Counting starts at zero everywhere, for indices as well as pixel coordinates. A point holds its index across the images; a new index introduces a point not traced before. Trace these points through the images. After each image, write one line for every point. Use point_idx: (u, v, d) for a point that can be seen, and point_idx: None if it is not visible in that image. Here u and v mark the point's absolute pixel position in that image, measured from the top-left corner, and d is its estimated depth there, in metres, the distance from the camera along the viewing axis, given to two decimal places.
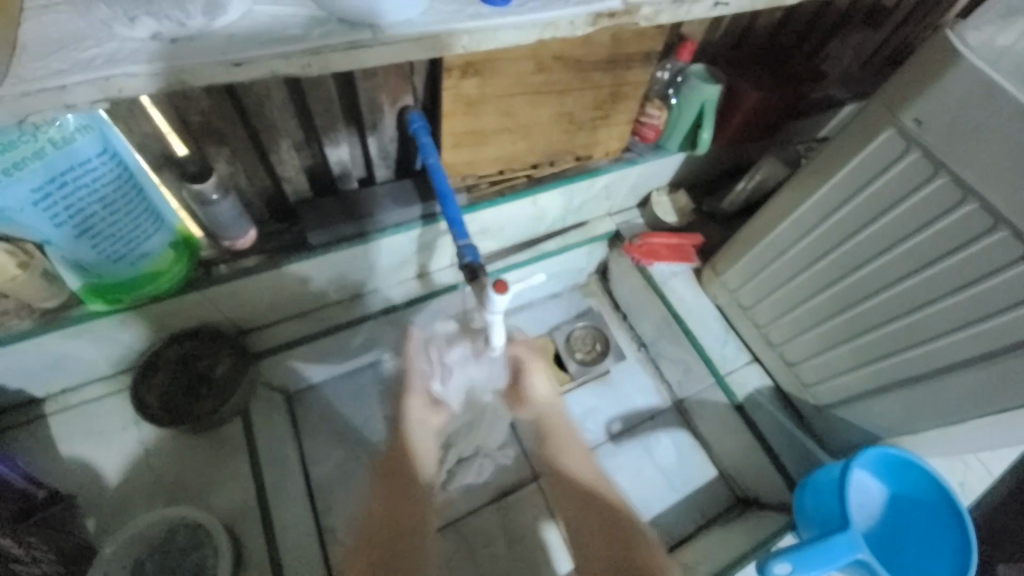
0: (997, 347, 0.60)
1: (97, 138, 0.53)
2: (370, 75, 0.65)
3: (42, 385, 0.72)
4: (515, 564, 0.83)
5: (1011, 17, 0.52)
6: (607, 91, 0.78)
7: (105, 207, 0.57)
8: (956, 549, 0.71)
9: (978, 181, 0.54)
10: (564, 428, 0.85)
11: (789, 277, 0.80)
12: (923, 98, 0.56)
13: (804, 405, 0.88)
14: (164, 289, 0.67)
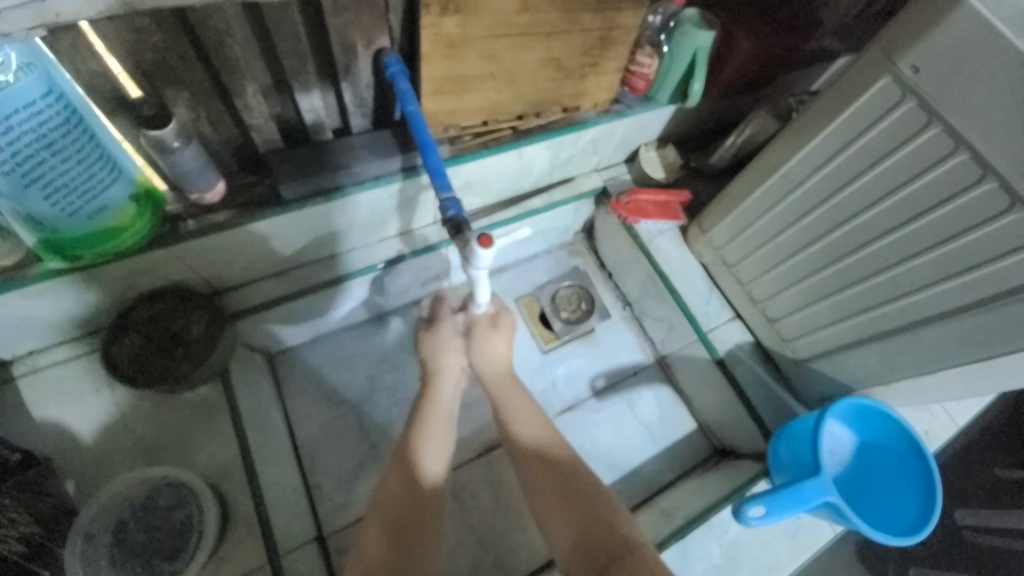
0: (970, 302, 0.62)
1: (42, 77, 0.48)
2: (340, 10, 0.59)
3: (5, 347, 0.68)
4: (502, 514, 0.86)
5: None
6: (596, 35, 0.74)
7: (58, 157, 0.53)
8: (921, 492, 0.74)
9: (970, 133, 0.53)
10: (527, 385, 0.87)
11: (776, 233, 0.80)
12: (924, 43, 0.54)
13: (783, 359, 0.90)
14: (128, 247, 0.64)
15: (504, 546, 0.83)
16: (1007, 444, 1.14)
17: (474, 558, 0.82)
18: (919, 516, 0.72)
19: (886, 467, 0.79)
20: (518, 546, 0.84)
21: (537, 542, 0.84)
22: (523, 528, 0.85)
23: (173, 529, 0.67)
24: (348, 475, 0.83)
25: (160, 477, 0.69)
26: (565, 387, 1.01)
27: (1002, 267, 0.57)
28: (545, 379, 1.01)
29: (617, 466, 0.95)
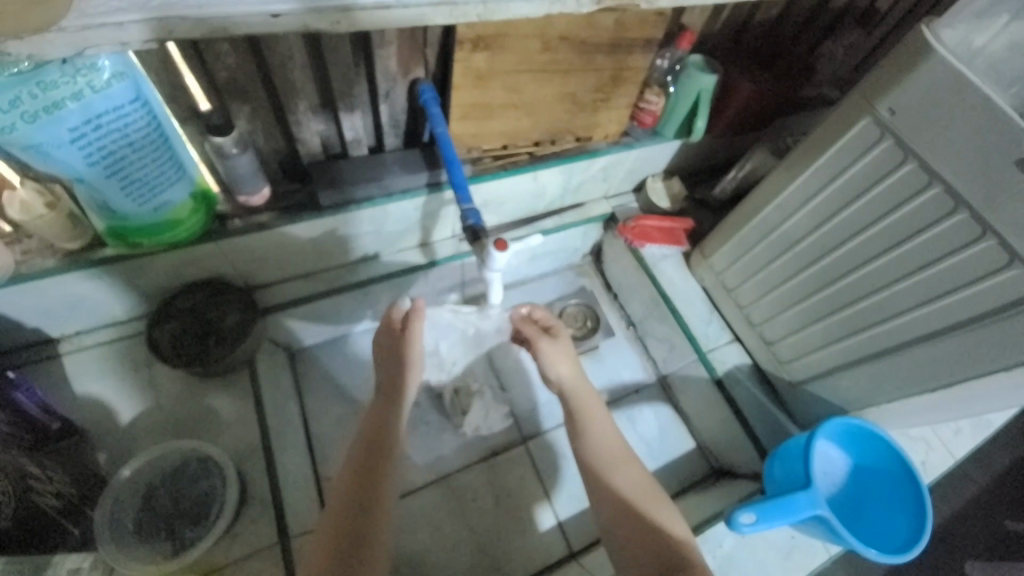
0: (950, 324, 0.66)
1: (133, 85, 0.56)
2: (386, 42, 0.68)
3: (57, 325, 0.75)
4: (501, 518, 0.88)
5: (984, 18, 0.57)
6: (608, 74, 0.83)
7: (136, 153, 0.60)
8: (912, 513, 0.76)
9: (942, 167, 0.59)
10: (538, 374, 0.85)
11: (773, 257, 0.85)
12: (899, 88, 0.61)
13: (780, 382, 0.94)
14: (181, 238, 0.71)
15: (503, 549, 0.85)
16: (1011, 493, 1.15)
17: (472, 559, 0.84)
18: (909, 537, 0.74)
19: (878, 489, 0.81)
20: (517, 550, 0.86)
21: (534, 547, 0.86)
22: (522, 533, 0.87)
23: (197, 498, 0.72)
24: None
25: (189, 450, 0.74)
26: None
27: (978, 291, 0.61)
28: None
29: None
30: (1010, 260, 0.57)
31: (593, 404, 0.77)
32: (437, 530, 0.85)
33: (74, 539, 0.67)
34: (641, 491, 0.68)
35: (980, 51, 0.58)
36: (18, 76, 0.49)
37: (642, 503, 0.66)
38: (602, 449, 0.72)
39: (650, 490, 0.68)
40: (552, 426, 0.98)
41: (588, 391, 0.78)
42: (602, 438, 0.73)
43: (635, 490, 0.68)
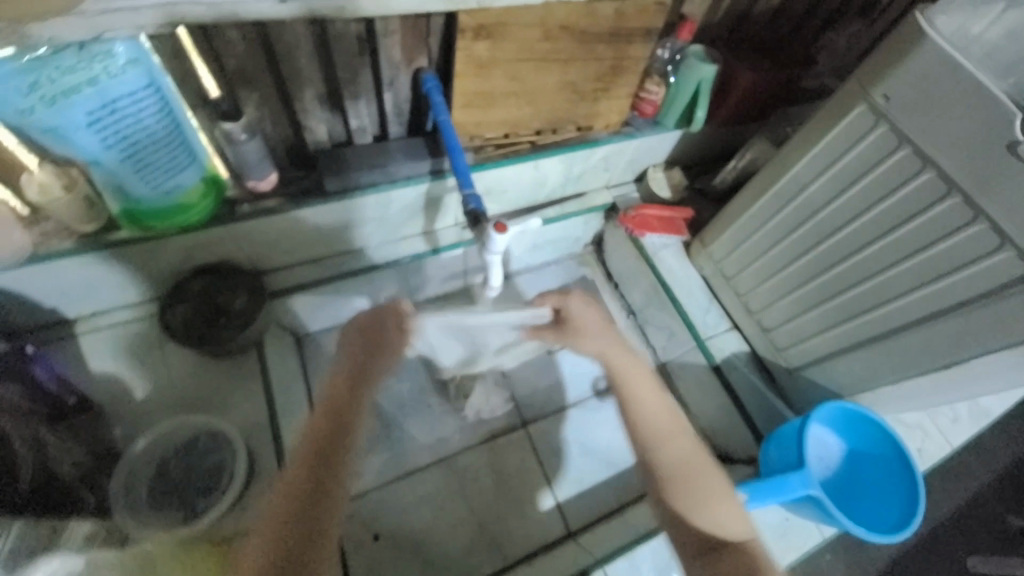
0: (940, 309, 0.67)
1: (146, 72, 0.59)
2: (389, 31, 0.70)
3: (73, 306, 0.78)
4: (502, 499, 0.90)
5: (979, 6, 0.57)
6: (609, 64, 0.84)
7: (148, 137, 0.63)
8: (905, 496, 0.77)
9: (934, 152, 0.61)
10: (584, 315, 0.77)
11: (770, 246, 0.86)
12: (893, 76, 0.62)
13: (777, 369, 0.95)
14: (192, 222, 0.74)
15: (502, 528, 0.88)
16: (1012, 487, 1.16)
17: (473, 536, 0.86)
18: (902, 519, 0.75)
19: (873, 473, 0.82)
20: (516, 529, 0.88)
21: (533, 526, 0.89)
22: (521, 512, 0.89)
23: (207, 469, 0.75)
24: (362, 451, 0.90)
25: (200, 425, 0.76)
26: (569, 385, 1.03)
27: (968, 275, 0.62)
28: (548, 379, 1.03)
29: (615, 464, 0.96)
30: (1001, 242, 0.58)
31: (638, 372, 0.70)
32: (438, 508, 0.88)
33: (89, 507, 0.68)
34: (690, 458, 0.63)
35: (977, 38, 0.59)
36: (37, 61, 0.51)
37: (696, 471, 0.62)
38: (654, 417, 0.66)
39: (702, 455, 0.63)
40: (552, 411, 1.00)
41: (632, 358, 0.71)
42: (652, 408, 0.66)
43: (684, 457, 0.63)
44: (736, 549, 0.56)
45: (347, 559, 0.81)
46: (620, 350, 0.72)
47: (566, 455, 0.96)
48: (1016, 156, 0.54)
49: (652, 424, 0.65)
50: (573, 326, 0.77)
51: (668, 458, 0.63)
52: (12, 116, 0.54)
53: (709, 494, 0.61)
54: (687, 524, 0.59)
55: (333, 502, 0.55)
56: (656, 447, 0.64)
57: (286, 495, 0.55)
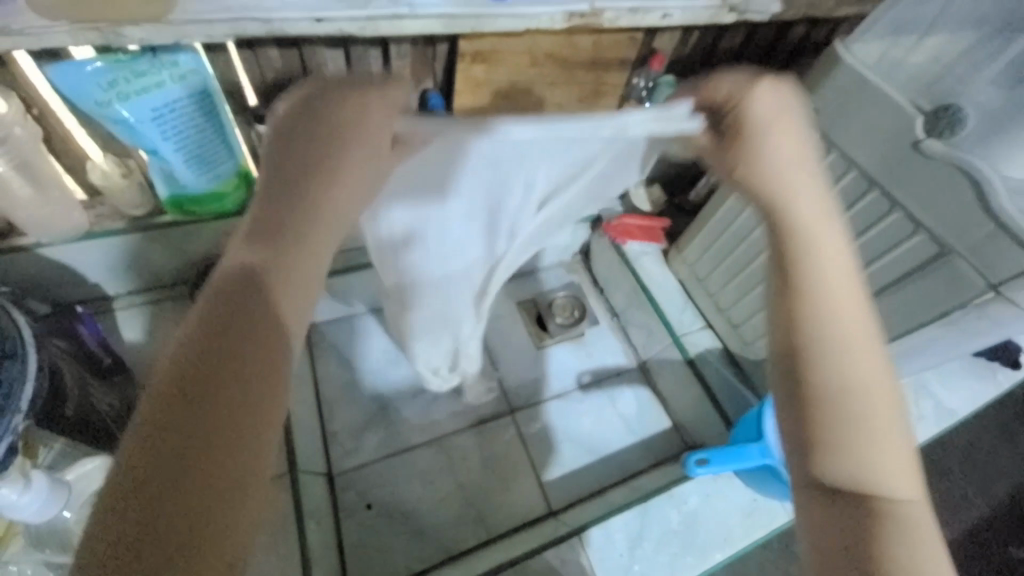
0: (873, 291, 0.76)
1: (202, 79, 0.71)
2: (402, 55, 0.84)
3: (112, 282, 0.90)
4: (489, 478, 0.96)
5: None
6: (589, 88, 0.98)
7: (197, 133, 0.75)
8: None
9: (856, 154, 0.72)
10: (784, 155, 0.51)
11: (733, 246, 0.97)
12: (819, 93, 0.74)
13: (747, 363, 1.03)
14: (226, 210, 0.85)
15: (488, 504, 0.93)
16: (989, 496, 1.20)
17: (460, 511, 0.92)
18: None
19: None
20: (500, 506, 0.93)
21: (516, 503, 0.94)
22: (505, 491, 0.95)
23: None
24: (360, 428, 0.97)
25: None
26: (554, 378, 1.10)
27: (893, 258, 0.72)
28: (536, 371, 1.10)
29: (596, 452, 1.03)
30: (915, 228, 0.68)
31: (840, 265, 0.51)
32: (428, 483, 0.94)
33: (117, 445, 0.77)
34: (870, 386, 0.48)
35: (901, 62, 0.67)
36: (118, 64, 0.64)
37: (857, 396, 0.47)
38: (835, 298, 0.50)
39: (890, 385, 0.48)
40: (538, 400, 1.07)
41: (825, 212, 0.51)
42: (841, 307, 0.49)
43: (861, 375, 0.48)
44: (879, 506, 0.45)
45: (341, 525, 0.87)
46: (826, 223, 0.51)
47: (551, 440, 1.02)
48: (920, 153, 0.65)
49: (833, 323, 0.49)
50: (747, 138, 0.51)
51: (831, 377, 0.48)
52: (93, 107, 0.67)
53: (874, 434, 0.47)
54: (818, 464, 0.48)
55: (255, 474, 0.37)
56: (826, 351, 0.49)
57: (144, 433, 0.35)
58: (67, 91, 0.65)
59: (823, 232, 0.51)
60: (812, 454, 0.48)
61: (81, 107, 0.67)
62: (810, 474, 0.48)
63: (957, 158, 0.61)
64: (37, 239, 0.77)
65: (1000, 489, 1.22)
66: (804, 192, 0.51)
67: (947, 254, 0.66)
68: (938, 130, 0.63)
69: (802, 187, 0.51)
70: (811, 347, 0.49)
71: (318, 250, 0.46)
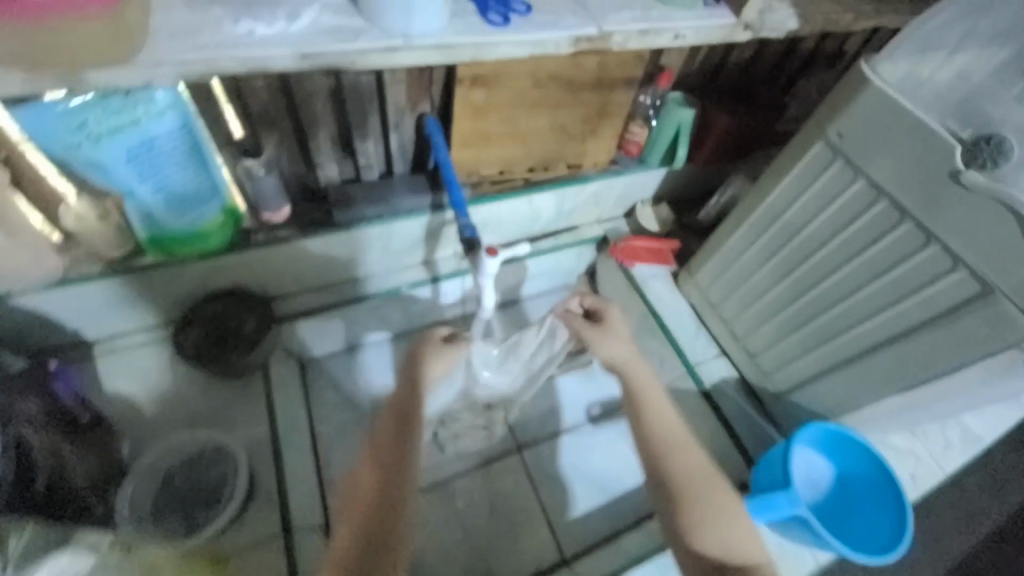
0: (906, 329, 0.71)
1: (182, 115, 0.66)
2: (397, 81, 0.79)
3: (95, 327, 0.83)
4: (496, 523, 0.91)
5: (919, 53, 0.64)
6: (595, 108, 0.93)
7: (177, 170, 0.69)
8: (894, 517, 0.79)
9: (887, 183, 0.67)
10: (642, 370, 0.78)
11: (749, 274, 0.92)
12: (845, 116, 0.69)
13: (765, 394, 0.98)
14: (210, 247, 0.80)
15: (495, 553, 0.89)
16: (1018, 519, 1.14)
17: (466, 562, 0.87)
18: (891, 539, 0.77)
19: (861, 495, 0.84)
20: (508, 555, 0.89)
21: (526, 551, 0.89)
22: (514, 538, 0.90)
23: (210, 485, 0.79)
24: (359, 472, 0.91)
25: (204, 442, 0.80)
26: (563, 411, 1.05)
27: (930, 293, 0.66)
28: (543, 405, 1.05)
29: (608, 489, 0.97)
30: (954, 264, 0.63)
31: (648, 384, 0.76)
32: (433, 532, 0.89)
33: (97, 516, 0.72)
34: (697, 476, 0.69)
35: (927, 81, 0.65)
36: (86, 104, 0.59)
37: (688, 489, 0.67)
38: (653, 407, 0.73)
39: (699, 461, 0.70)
40: (546, 436, 1.02)
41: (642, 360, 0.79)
42: (658, 419, 0.72)
43: (689, 475, 0.68)
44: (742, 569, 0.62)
45: None
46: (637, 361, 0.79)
47: (561, 481, 0.97)
48: (959, 184, 0.60)
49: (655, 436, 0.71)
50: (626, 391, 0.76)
51: (676, 479, 0.68)
52: (61, 147, 0.61)
53: (701, 508, 0.67)
54: (694, 551, 0.64)
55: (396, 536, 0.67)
56: (667, 457, 0.69)
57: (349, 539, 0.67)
58: (32, 132, 0.60)
59: (628, 360, 0.79)
60: (686, 545, 0.65)
61: (49, 147, 0.62)
62: (696, 556, 0.64)
63: (1001, 193, 0.56)
64: (8, 287, 0.72)
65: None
66: (632, 369, 0.78)
67: (989, 294, 0.61)
68: (979, 162, 0.59)
69: (636, 371, 0.77)
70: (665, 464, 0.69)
71: (414, 419, 0.78)
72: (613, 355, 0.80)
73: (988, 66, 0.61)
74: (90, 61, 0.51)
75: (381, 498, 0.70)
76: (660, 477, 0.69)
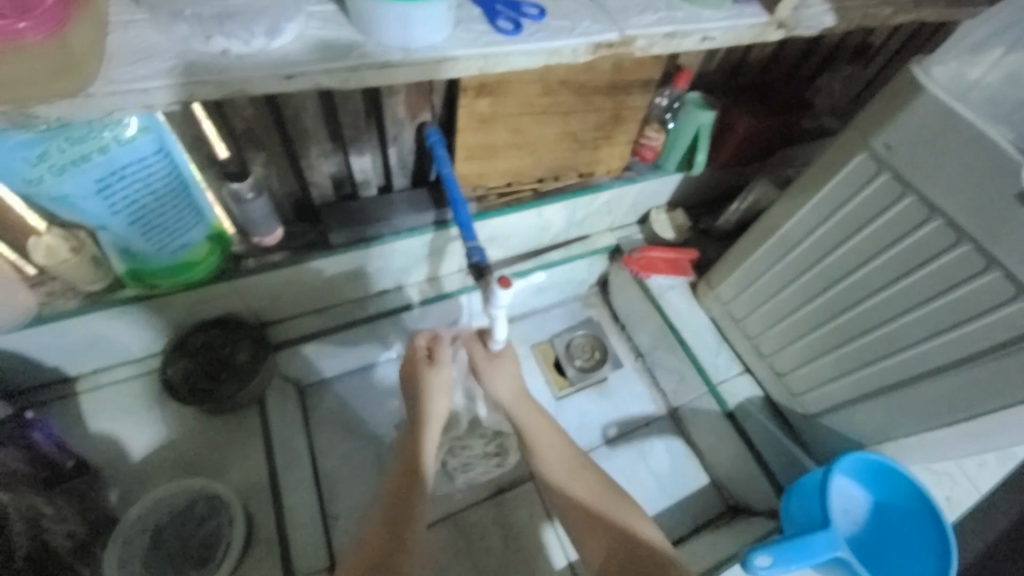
0: (961, 356, 0.65)
1: (156, 138, 0.59)
2: (394, 92, 0.72)
3: (76, 364, 0.78)
4: (510, 558, 0.87)
5: (978, 54, 0.57)
6: (609, 114, 0.86)
7: (154, 199, 0.63)
8: (938, 554, 0.74)
9: (942, 200, 0.60)
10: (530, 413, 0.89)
11: (776, 290, 0.85)
12: (893, 125, 0.62)
13: (793, 415, 0.92)
14: (196, 278, 0.74)
15: None
16: None
17: None
18: None
19: (902, 528, 0.79)
20: None
21: None
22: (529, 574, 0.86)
23: (205, 538, 0.74)
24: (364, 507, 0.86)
25: (198, 488, 0.76)
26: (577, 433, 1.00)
27: (991, 321, 0.60)
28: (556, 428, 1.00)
29: None
30: (1020, 292, 0.57)
31: (539, 422, 0.89)
32: (444, 570, 0.85)
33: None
34: (592, 493, 0.81)
35: (976, 83, 0.57)
36: (48, 134, 0.52)
37: (591, 507, 0.79)
38: (544, 447, 0.85)
39: (591, 483, 0.82)
40: None
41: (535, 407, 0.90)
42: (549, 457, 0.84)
43: (588, 496, 0.81)
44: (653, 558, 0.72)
45: None
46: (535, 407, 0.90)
47: None
48: None
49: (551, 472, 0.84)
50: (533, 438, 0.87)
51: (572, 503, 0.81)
52: (21, 183, 0.55)
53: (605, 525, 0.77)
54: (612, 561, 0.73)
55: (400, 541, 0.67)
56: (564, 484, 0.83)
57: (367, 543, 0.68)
58: None
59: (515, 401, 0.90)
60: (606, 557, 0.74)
61: (7, 183, 0.55)
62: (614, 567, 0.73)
63: None
64: None
65: None
66: (525, 411, 0.89)
67: None
68: None
69: (533, 417, 0.89)
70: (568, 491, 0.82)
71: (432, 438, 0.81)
72: (503, 394, 0.89)
73: None
74: (37, 98, 0.44)
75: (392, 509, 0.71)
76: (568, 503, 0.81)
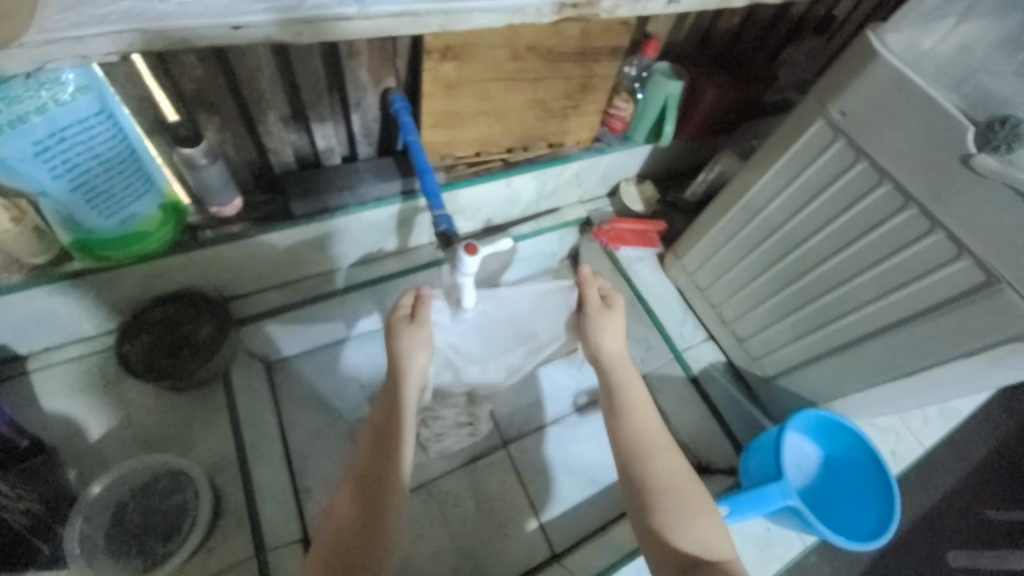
0: (904, 316, 0.69)
1: (98, 98, 0.56)
2: (355, 54, 0.69)
3: (23, 343, 0.75)
4: (483, 523, 0.89)
5: (931, 22, 0.59)
6: (577, 82, 0.85)
7: (100, 164, 0.60)
8: (882, 500, 0.80)
9: (891, 166, 0.62)
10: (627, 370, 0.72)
11: (739, 258, 0.88)
12: (848, 93, 0.64)
13: (753, 378, 0.96)
14: (150, 250, 0.71)
15: (482, 554, 0.86)
16: (987, 486, 1.18)
17: (454, 565, 0.85)
18: (880, 523, 0.78)
19: (850, 478, 0.85)
20: (497, 554, 0.86)
21: (515, 549, 0.87)
22: (503, 538, 0.88)
23: (170, 514, 0.73)
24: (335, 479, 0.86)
25: (160, 465, 0.74)
26: (547, 403, 1.02)
27: (933, 281, 0.64)
28: (528, 398, 1.02)
29: (597, 481, 0.95)
30: (959, 252, 0.60)
31: (633, 385, 0.70)
32: (418, 537, 0.86)
33: (46, 555, 0.69)
34: (677, 479, 0.63)
35: (928, 52, 0.59)
36: None
37: (663, 491, 0.62)
38: (635, 417, 0.67)
39: (680, 466, 0.65)
40: (531, 429, 0.99)
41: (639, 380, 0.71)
42: (640, 423, 0.67)
43: (671, 479, 0.63)
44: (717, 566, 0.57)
45: None
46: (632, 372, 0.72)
47: (549, 476, 0.94)
48: (969, 168, 0.56)
49: (632, 441, 0.66)
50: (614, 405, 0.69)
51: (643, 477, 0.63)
52: None
53: (674, 501, 0.62)
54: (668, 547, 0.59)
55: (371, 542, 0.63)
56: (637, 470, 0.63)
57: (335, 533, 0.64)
58: None
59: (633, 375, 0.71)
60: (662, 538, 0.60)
61: None
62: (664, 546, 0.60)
63: (1014, 178, 0.53)
64: None
65: (999, 480, 1.19)
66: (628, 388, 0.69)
67: (994, 285, 0.58)
68: (992, 145, 0.55)
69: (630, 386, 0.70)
70: (635, 462, 0.65)
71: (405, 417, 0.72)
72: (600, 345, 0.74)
73: (989, 35, 0.57)
74: None
75: (359, 504, 0.65)
76: (634, 473, 0.64)
